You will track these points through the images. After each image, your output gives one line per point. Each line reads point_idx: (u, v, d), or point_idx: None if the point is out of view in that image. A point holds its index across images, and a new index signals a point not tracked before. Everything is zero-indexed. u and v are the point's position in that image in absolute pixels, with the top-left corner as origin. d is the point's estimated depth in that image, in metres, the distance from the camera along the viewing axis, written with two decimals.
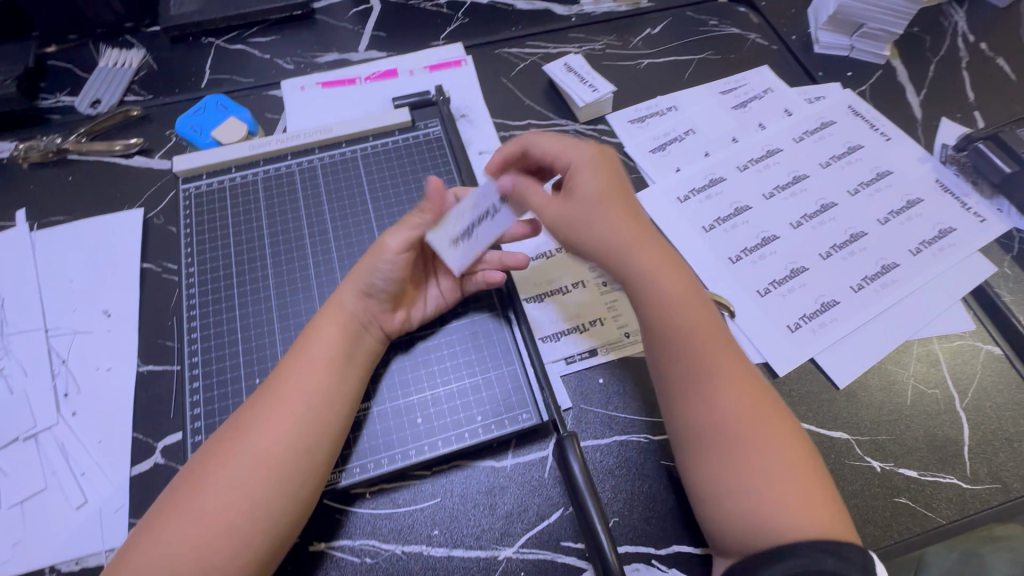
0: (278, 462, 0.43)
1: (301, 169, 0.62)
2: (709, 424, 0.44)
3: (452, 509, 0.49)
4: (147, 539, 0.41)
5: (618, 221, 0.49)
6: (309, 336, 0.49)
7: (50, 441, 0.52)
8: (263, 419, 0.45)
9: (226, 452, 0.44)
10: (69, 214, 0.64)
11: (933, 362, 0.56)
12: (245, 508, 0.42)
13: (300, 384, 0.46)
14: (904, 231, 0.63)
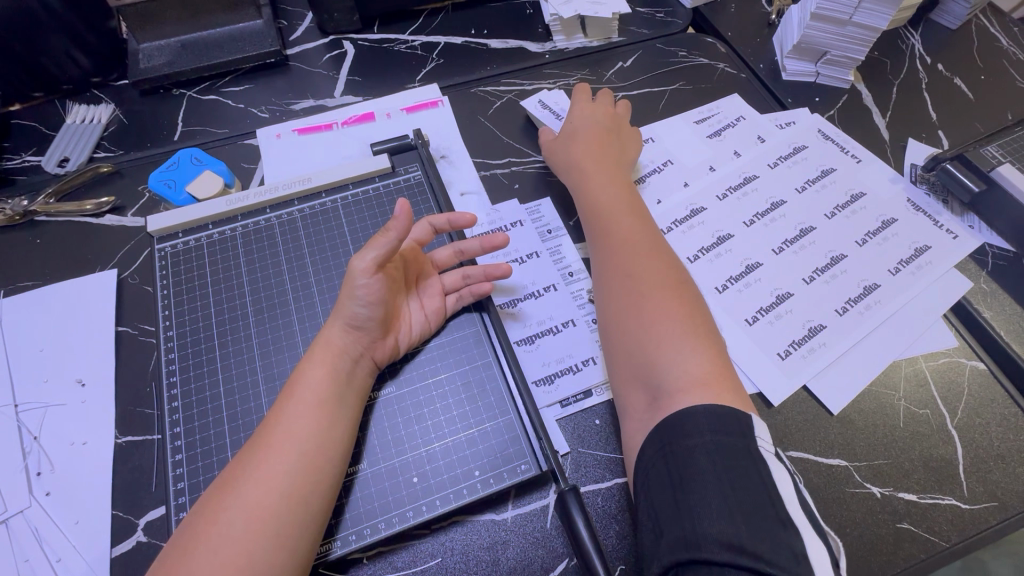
0: (274, 514, 0.42)
1: (281, 222, 0.61)
2: (623, 284, 0.54)
3: (454, 569, 0.48)
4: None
5: (581, 169, 0.65)
6: (294, 381, 0.48)
7: (20, 526, 0.49)
8: (252, 479, 0.43)
9: (217, 510, 0.42)
10: (37, 279, 0.62)
11: (922, 382, 0.57)
12: (242, 565, 0.40)
13: (287, 434, 0.45)
14: (882, 251, 0.64)
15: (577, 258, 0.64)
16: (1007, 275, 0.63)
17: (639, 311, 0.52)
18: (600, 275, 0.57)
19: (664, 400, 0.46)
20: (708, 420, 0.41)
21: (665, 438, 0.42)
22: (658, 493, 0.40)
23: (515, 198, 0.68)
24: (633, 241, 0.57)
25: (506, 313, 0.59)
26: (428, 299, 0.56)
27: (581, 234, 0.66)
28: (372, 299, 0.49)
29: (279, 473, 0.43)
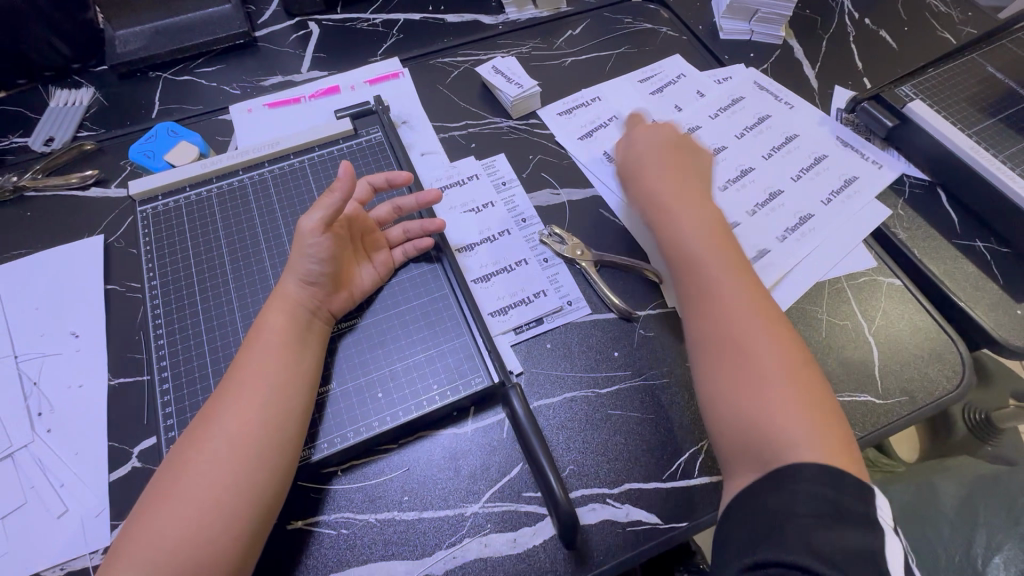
0: (253, 438, 0.47)
1: (254, 182, 0.66)
2: (731, 355, 0.49)
3: (420, 475, 0.53)
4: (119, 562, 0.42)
5: (659, 212, 0.59)
6: (256, 333, 0.52)
7: (23, 459, 0.54)
8: (230, 411, 0.48)
9: (201, 438, 0.47)
10: (30, 247, 0.67)
11: (843, 298, 0.63)
12: (228, 483, 0.45)
13: (252, 380, 0.49)
14: (810, 187, 0.70)
15: (529, 206, 0.69)
16: (923, 201, 0.69)
17: (777, 409, 0.46)
18: (700, 345, 0.52)
19: (771, 459, 0.44)
20: (816, 484, 0.40)
21: (771, 485, 0.42)
22: (762, 501, 0.41)
23: (472, 156, 0.73)
24: (740, 288, 0.52)
25: (462, 257, 0.65)
26: (377, 256, 0.61)
27: (533, 184, 0.71)
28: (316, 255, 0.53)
29: (247, 414, 0.48)
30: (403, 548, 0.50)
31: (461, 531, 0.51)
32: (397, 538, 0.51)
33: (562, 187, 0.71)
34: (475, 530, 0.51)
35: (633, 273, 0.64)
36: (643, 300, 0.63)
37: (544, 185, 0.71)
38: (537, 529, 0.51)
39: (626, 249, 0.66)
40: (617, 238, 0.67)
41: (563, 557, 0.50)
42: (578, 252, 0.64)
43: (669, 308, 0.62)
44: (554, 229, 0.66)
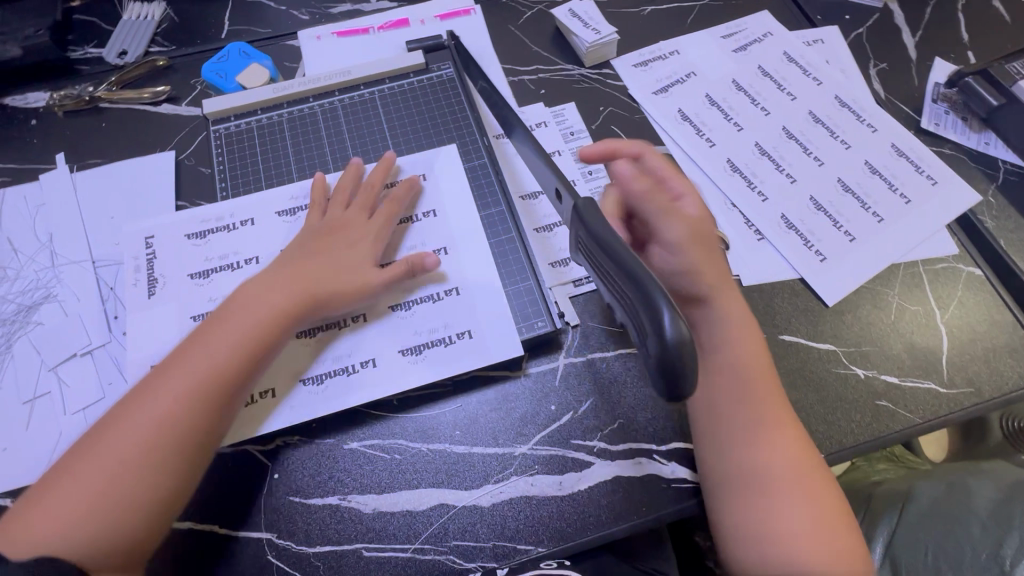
0: (223, 368, 0.48)
1: (323, 110, 0.66)
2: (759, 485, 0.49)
3: (471, 412, 0.55)
4: (29, 518, 0.43)
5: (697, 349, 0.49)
6: (244, 294, 0.52)
7: (213, 270, 0.58)
8: (207, 340, 0.49)
9: (180, 362, 0.49)
10: (106, 157, 0.68)
11: (918, 283, 0.61)
12: (195, 403, 0.47)
13: (237, 328, 0.50)
14: (895, 164, 0.67)
15: None
16: (1015, 190, 0.65)
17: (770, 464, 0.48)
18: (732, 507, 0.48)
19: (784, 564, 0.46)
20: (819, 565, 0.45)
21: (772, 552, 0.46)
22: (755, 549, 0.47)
23: (542, 102, 0.71)
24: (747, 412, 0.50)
25: (526, 205, 0.63)
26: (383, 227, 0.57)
27: (602, 137, 0.69)
28: (377, 228, 0.57)
29: (229, 347, 0.49)
30: (453, 478, 0.52)
31: (509, 468, 0.53)
32: (447, 468, 0.53)
33: (632, 142, 0.69)
34: (523, 469, 0.53)
35: None
36: None
37: (614, 138, 0.69)
38: (584, 475, 0.52)
39: None
40: None
41: (605, 504, 0.51)
42: None
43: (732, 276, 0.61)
44: None
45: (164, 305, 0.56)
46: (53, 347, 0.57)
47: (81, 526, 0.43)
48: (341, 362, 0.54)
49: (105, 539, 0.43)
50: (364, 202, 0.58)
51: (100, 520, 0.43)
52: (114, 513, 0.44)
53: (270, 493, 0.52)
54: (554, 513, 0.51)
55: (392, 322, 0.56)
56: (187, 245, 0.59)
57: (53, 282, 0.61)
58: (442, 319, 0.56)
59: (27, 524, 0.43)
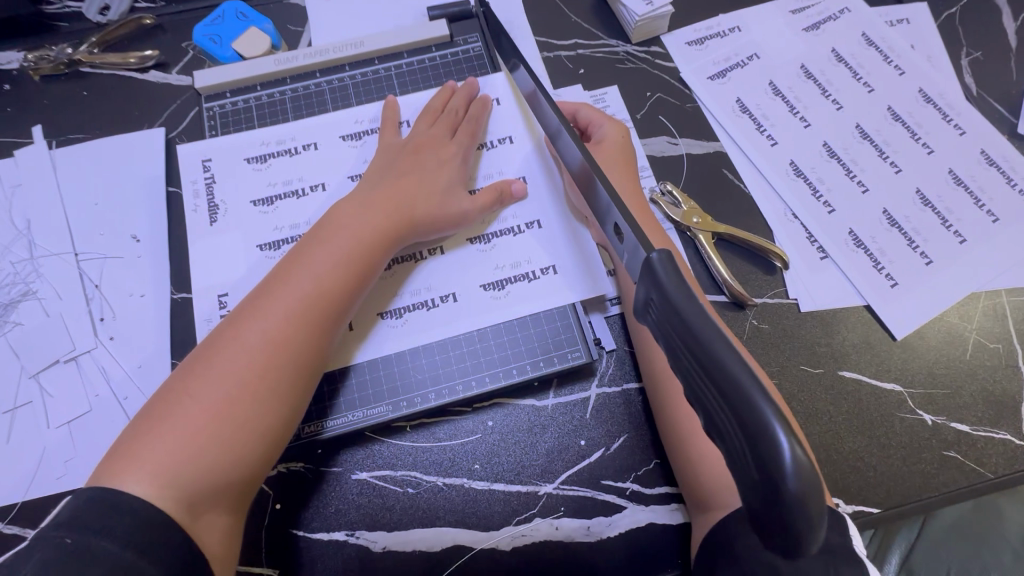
0: (330, 291, 0.45)
1: (332, 87, 0.58)
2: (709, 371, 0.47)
3: (493, 445, 0.50)
4: (120, 469, 0.39)
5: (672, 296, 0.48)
6: (334, 217, 0.48)
7: (275, 198, 0.53)
8: (308, 263, 0.46)
9: (279, 283, 0.45)
10: (88, 132, 0.61)
11: (999, 317, 0.54)
12: (303, 327, 0.44)
13: (334, 250, 0.46)
14: (984, 175, 0.58)
15: (641, 154, 0.59)
16: None
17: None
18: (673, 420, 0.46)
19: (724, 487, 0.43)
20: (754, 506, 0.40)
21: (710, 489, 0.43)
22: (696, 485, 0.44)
23: (580, 84, 0.62)
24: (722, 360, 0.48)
25: None
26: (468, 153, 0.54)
27: (648, 129, 0.60)
28: (464, 151, 0.54)
29: (331, 266, 0.46)
30: (471, 518, 0.48)
31: (532, 510, 0.48)
32: (465, 507, 0.48)
33: (682, 135, 0.60)
34: (547, 511, 0.48)
35: (755, 252, 0.55)
36: (761, 286, 0.54)
37: (662, 131, 0.60)
38: (613, 520, 0.48)
39: (749, 223, 0.57)
40: (740, 209, 0.57)
41: (636, 553, 0.47)
42: (694, 220, 0.55)
43: (789, 300, 0.54)
44: (670, 187, 0.57)
45: (225, 232, 0.52)
46: (33, 351, 0.52)
47: (190, 470, 0.39)
48: (354, 395, 0.49)
49: (215, 482, 0.40)
50: (450, 121, 0.54)
51: (205, 464, 0.40)
52: (222, 453, 0.40)
53: (272, 524, 0.48)
54: (580, 562, 0.47)
55: (472, 256, 0.53)
56: (246, 169, 0.54)
57: (33, 276, 0.55)
58: (489, 299, 0.51)
59: (117, 479, 0.38)
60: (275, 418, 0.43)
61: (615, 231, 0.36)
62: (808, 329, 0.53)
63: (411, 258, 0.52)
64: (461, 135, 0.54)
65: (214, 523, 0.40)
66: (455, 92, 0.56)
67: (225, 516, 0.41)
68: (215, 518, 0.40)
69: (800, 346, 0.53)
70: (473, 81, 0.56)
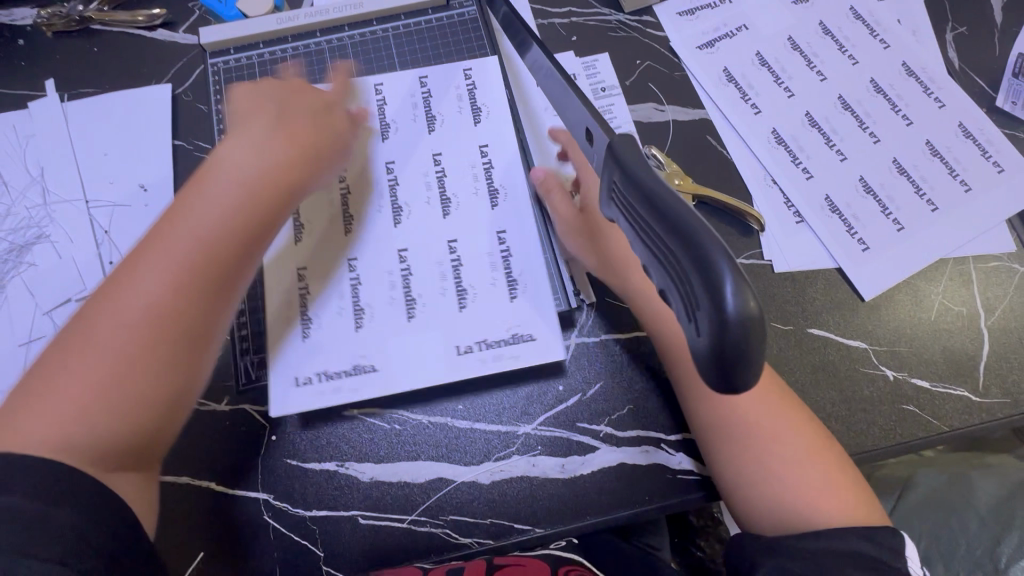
0: (213, 249, 0.43)
1: (331, 47, 0.61)
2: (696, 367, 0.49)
3: (476, 387, 0.53)
4: (16, 418, 0.38)
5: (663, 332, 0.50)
6: (218, 166, 0.46)
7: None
8: (199, 217, 0.44)
9: (160, 239, 0.43)
10: (98, 87, 0.63)
11: (966, 282, 0.56)
12: (179, 290, 0.42)
13: (218, 200, 0.45)
14: (960, 147, 0.60)
15: (628, 119, 0.61)
16: None
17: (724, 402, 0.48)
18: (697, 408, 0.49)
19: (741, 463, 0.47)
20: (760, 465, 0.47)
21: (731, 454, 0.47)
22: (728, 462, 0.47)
23: (571, 52, 0.64)
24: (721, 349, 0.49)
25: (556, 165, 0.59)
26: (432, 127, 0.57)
27: (636, 95, 0.62)
28: (425, 122, 0.56)
29: (216, 219, 0.44)
30: (454, 453, 0.51)
31: (511, 448, 0.51)
32: (448, 443, 0.51)
33: (669, 102, 0.62)
34: (525, 449, 0.51)
35: (733, 214, 0.58)
36: (738, 246, 0.57)
37: (650, 98, 0.62)
38: (586, 459, 0.51)
39: (730, 189, 0.59)
40: (721, 172, 0.60)
41: (607, 489, 0.50)
42: (676, 181, 0.57)
43: (763, 261, 0.56)
44: (654, 151, 0.59)
45: None
46: (47, 291, 0.56)
47: (84, 424, 0.39)
48: None
49: (116, 436, 0.40)
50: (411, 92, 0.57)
51: (96, 423, 0.39)
52: (111, 418, 0.39)
53: (267, 455, 0.51)
54: (554, 497, 0.50)
55: None
56: None
57: (45, 221, 0.58)
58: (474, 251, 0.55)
59: (19, 427, 0.38)
60: (179, 379, 0.42)
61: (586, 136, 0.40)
62: (780, 288, 0.56)
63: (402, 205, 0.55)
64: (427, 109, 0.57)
65: (125, 476, 0.41)
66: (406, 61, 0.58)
67: (134, 475, 0.41)
68: (130, 468, 0.41)
69: (772, 304, 0.55)
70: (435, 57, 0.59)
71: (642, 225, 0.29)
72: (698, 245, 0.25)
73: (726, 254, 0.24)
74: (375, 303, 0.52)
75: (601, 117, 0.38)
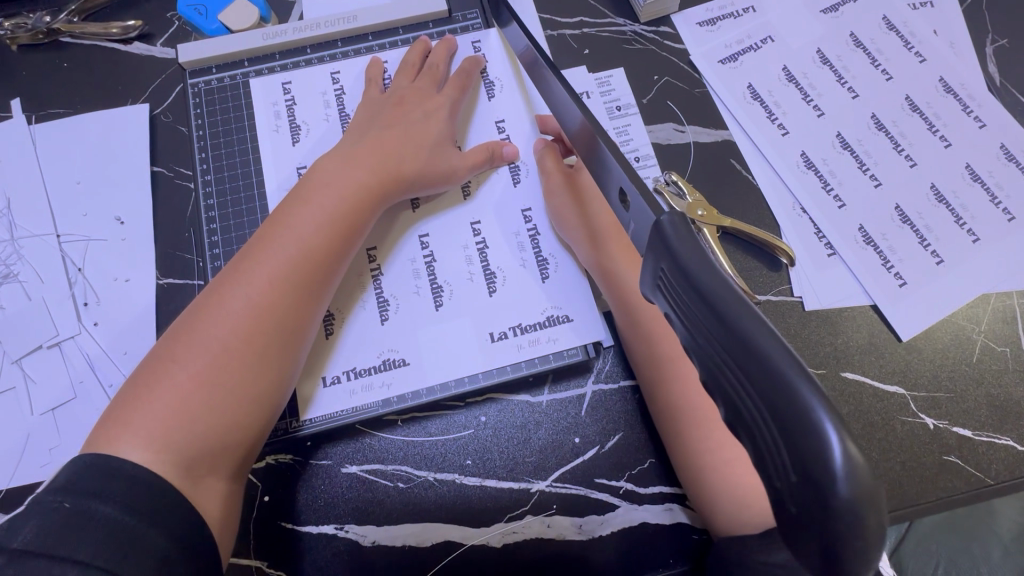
0: (314, 256, 0.44)
1: (323, 64, 0.56)
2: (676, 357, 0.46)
3: (485, 441, 0.49)
4: (113, 438, 0.38)
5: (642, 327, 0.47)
6: (317, 174, 0.47)
7: (294, 116, 0.54)
8: (297, 225, 0.44)
9: (262, 246, 0.44)
10: (69, 107, 0.58)
11: (1009, 320, 0.52)
12: (283, 293, 0.43)
13: (321, 208, 0.45)
14: (1002, 170, 0.56)
15: (646, 141, 0.57)
16: None
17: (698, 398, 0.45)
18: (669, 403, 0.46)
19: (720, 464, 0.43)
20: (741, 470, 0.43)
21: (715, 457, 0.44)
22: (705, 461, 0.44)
23: (584, 67, 0.59)
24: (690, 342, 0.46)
25: None
26: (457, 104, 0.53)
27: (654, 114, 0.58)
28: (452, 102, 0.53)
29: (314, 225, 0.44)
30: (463, 513, 0.47)
31: (524, 507, 0.47)
32: (456, 502, 0.47)
33: (689, 123, 0.58)
34: (539, 508, 0.47)
35: (760, 247, 0.53)
36: (765, 281, 0.53)
37: (669, 118, 0.58)
38: (605, 519, 0.47)
39: (755, 217, 0.55)
40: (746, 200, 0.55)
41: (628, 552, 0.47)
42: (699, 212, 0.52)
43: (792, 298, 0.52)
44: (674, 177, 0.54)
45: None
46: (16, 337, 0.51)
47: (184, 433, 0.38)
48: (342, 391, 0.48)
49: (208, 443, 0.39)
50: (432, 75, 0.54)
51: (200, 428, 0.39)
52: (213, 422, 0.39)
53: (259, 518, 0.47)
54: (571, 559, 0.47)
55: (465, 236, 0.52)
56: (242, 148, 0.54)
57: (13, 258, 0.53)
58: (481, 290, 0.50)
59: (112, 445, 0.37)
60: (273, 383, 0.42)
61: (618, 195, 0.36)
62: (812, 328, 0.52)
63: (398, 232, 0.51)
64: (450, 88, 0.53)
65: (212, 489, 0.40)
66: (432, 48, 0.56)
67: (221, 483, 0.40)
68: (216, 483, 0.40)
69: (803, 345, 0.51)
70: (451, 38, 0.56)
71: (705, 340, 0.24)
72: (791, 391, 0.20)
73: (825, 402, 0.20)
74: (399, 294, 0.50)
75: (630, 168, 0.34)
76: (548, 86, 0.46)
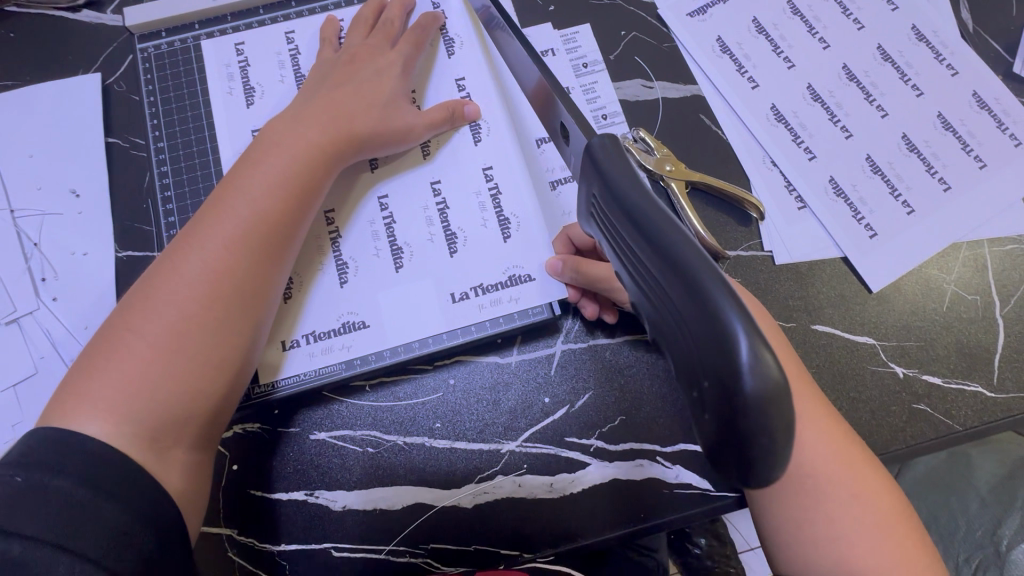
0: (268, 219, 0.43)
1: (276, 25, 0.55)
2: None
3: (454, 404, 0.48)
4: (72, 410, 0.37)
5: None
6: (268, 137, 0.45)
7: (248, 78, 0.53)
8: (248, 188, 0.43)
9: (213, 212, 0.42)
10: (17, 78, 0.56)
11: (980, 268, 0.52)
12: (237, 257, 0.41)
13: (274, 170, 0.44)
14: (975, 118, 0.55)
15: (613, 98, 0.55)
16: None
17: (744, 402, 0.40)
18: None
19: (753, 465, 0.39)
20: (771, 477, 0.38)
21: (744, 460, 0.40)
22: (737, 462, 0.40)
23: (549, 24, 0.57)
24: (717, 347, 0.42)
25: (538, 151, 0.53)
26: (411, 61, 0.52)
27: (622, 71, 0.56)
28: (406, 59, 0.52)
29: (267, 188, 0.43)
30: (434, 475, 0.47)
31: (495, 468, 0.47)
32: (426, 465, 0.47)
33: (657, 78, 0.56)
34: (510, 468, 0.47)
35: (730, 202, 0.53)
36: (736, 236, 0.52)
37: (636, 74, 0.56)
38: (576, 476, 0.47)
39: (725, 173, 0.54)
40: (716, 156, 0.54)
41: (600, 508, 0.47)
42: (667, 167, 0.52)
43: (762, 252, 0.52)
44: (643, 134, 0.53)
45: None
46: None
47: (145, 402, 0.37)
48: (308, 357, 0.48)
49: (170, 412, 0.38)
50: (386, 32, 0.52)
51: (160, 397, 0.38)
52: (176, 390, 0.38)
53: (228, 486, 0.47)
54: (543, 518, 0.47)
55: (425, 199, 0.51)
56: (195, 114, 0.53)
57: None
58: (443, 252, 0.50)
59: (71, 417, 0.36)
60: (234, 349, 0.41)
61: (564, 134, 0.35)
62: (782, 281, 0.51)
63: (357, 196, 0.51)
64: (404, 44, 0.52)
65: (174, 461, 0.38)
66: (388, 4, 0.54)
67: (189, 454, 0.39)
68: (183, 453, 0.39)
69: (773, 300, 0.51)
70: None
71: (637, 260, 0.25)
72: (708, 305, 0.21)
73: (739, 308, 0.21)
74: (360, 258, 0.49)
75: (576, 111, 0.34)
76: (508, 43, 0.45)
